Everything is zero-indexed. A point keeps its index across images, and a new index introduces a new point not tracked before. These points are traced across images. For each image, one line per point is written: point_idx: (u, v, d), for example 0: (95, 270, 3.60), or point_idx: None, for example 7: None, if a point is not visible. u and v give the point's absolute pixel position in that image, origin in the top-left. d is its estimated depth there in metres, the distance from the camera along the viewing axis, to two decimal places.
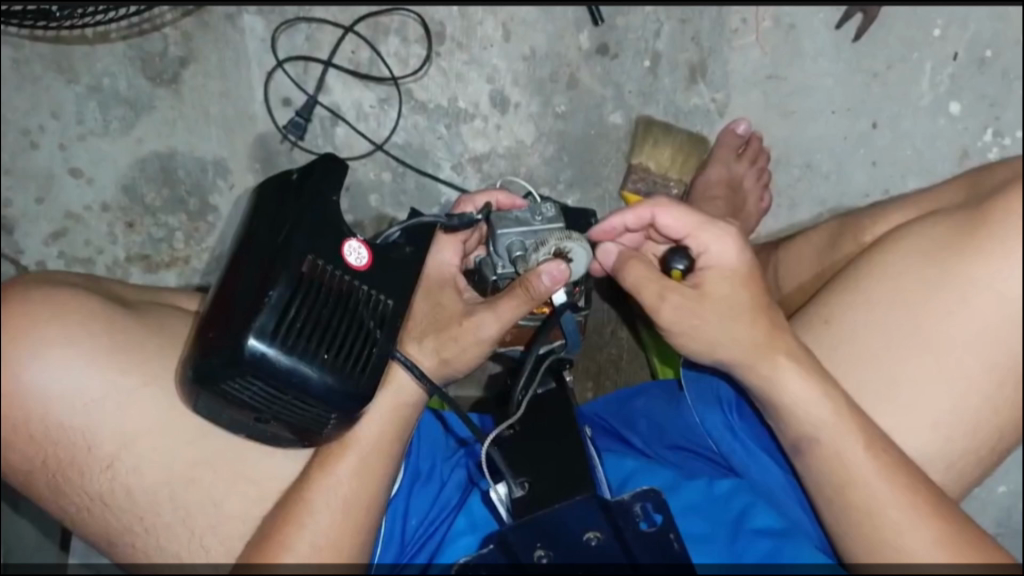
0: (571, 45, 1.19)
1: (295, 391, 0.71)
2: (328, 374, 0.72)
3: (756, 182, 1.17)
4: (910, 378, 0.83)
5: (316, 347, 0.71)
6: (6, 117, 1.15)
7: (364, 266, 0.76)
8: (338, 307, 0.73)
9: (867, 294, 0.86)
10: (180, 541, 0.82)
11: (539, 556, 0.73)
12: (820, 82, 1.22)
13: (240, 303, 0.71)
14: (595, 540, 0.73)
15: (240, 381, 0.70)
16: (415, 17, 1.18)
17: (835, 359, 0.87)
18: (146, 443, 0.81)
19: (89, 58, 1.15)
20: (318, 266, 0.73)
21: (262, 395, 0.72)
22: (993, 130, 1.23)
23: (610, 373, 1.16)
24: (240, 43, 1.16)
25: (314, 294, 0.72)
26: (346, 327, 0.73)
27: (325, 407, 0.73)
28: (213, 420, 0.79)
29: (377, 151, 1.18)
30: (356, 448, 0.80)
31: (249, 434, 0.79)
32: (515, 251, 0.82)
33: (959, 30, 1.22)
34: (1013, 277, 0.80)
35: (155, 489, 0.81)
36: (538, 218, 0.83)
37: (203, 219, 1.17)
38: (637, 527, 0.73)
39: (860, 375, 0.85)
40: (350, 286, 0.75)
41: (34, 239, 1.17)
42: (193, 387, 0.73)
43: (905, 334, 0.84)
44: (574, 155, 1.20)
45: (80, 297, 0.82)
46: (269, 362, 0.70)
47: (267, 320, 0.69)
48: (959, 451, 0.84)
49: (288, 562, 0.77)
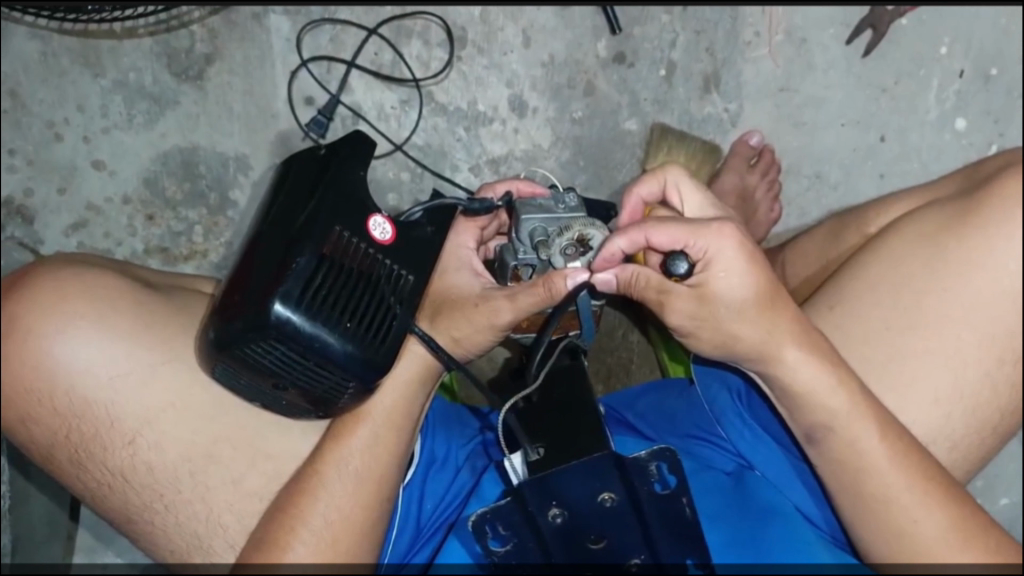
0: (589, 52, 1.21)
1: (317, 357, 0.72)
2: (351, 342, 0.73)
3: (767, 194, 1.20)
4: (915, 356, 0.87)
5: (339, 316, 0.73)
6: (32, 109, 1.17)
7: (386, 241, 0.78)
8: (361, 279, 0.75)
9: (871, 277, 0.91)
10: (198, 519, 0.83)
11: (554, 516, 0.75)
12: (830, 95, 1.24)
13: (266, 268, 0.72)
14: (609, 501, 0.76)
15: (263, 346, 0.71)
16: (438, 21, 1.19)
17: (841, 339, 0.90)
18: (168, 419, 0.81)
19: (115, 53, 1.16)
20: (343, 237, 0.74)
21: (285, 361, 0.73)
22: (997, 145, 1.27)
23: (620, 376, 1.18)
24: (266, 43, 1.18)
25: (339, 264, 0.73)
26: (369, 297, 0.75)
27: (345, 374, 0.75)
28: (232, 390, 0.79)
29: (396, 151, 1.20)
30: (368, 420, 0.82)
31: (262, 404, 0.80)
32: (537, 236, 0.83)
33: (966, 47, 1.25)
34: (1012, 259, 0.86)
35: (176, 466, 0.82)
36: (561, 206, 0.85)
37: (223, 214, 1.20)
38: (652, 490, 0.76)
39: (867, 355, 0.89)
40: (373, 258, 0.76)
41: (54, 230, 1.19)
42: (213, 352, 0.74)
43: (909, 314, 0.88)
44: (590, 160, 1.22)
45: (103, 277, 0.83)
46: (296, 326, 0.71)
47: (293, 286, 0.71)
48: (960, 429, 0.88)
49: (303, 537, 0.78)
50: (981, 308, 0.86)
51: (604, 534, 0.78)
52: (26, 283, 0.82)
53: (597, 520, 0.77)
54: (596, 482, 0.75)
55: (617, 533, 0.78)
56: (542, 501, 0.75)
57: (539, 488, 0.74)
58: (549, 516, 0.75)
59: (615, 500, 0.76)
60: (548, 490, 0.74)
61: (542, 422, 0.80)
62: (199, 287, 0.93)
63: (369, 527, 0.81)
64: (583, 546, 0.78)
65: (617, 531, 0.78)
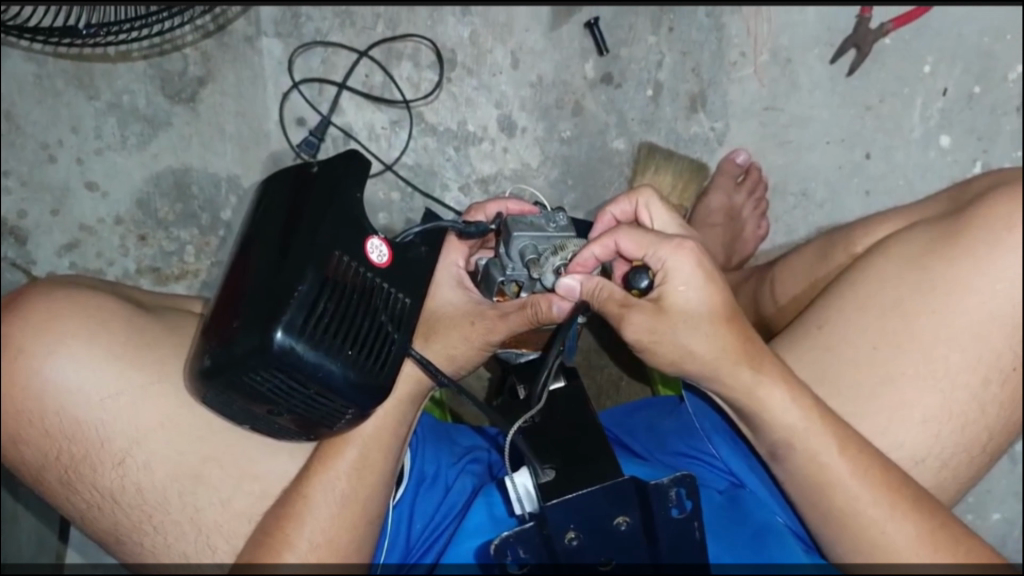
0: (577, 73, 1.23)
1: (318, 385, 0.74)
2: (353, 369, 0.75)
3: (753, 213, 1.23)
4: (905, 377, 0.88)
5: (340, 344, 0.74)
6: (27, 130, 1.19)
7: (382, 265, 0.79)
8: (360, 305, 0.76)
9: (862, 297, 0.91)
10: (188, 540, 0.83)
11: (569, 539, 0.75)
12: (815, 114, 1.26)
13: (268, 293, 0.72)
14: (624, 524, 0.76)
15: (263, 375, 0.72)
16: (428, 44, 1.22)
17: (831, 359, 0.91)
18: (158, 440, 0.82)
19: (110, 75, 1.19)
20: (343, 262, 0.75)
21: (283, 388, 0.73)
22: (982, 163, 1.28)
23: (610, 393, 1.19)
24: (258, 65, 1.21)
25: (340, 290, 0.74)
26: (368, 323, 0.77)
27: (343, 398, 0.76)
28: (218, 412, 0.78)
29: (387, 171, 1.22)
30: (357, 442, 0.82)
31: (253, 427, 0.80)
32: (528, 255, 0.83)
33: (950, 66, 1.26)
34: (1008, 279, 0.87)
35: (165, 486, 0.82)
36: (552, 226, 0.86)
37: (215, 233, 1.22)
38: (668, 516, 0.76)
39: (856, 374, 0.89)
40: (372, 283, 0.78)
41: (46, 250, 1.20)
42: (207, 377, 0.73)
43: (897, 335, 0.89)
44: (578, 179, 1.24)
45: (97, 302, 0.84)
46: (298, 354, 0.71)
47: (295, 315, 0.71)
48: (951, 450, 0.89)
49: (291, 558, 0.79)
50: (968, 327, 0.88)
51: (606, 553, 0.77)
52: (19, 309, 0.82)
53: (604, 543, 0.77)
54: (605, 503, 0.75)
55: (619, 550, 0.77)
56: (558, 523, 0.75)
57: (557, 511, 0.74)
58: (565, 541, 0.75)
59: (627, 521, 0.76)
60: (564, 513, 0.75)
61: (549, 444, 0.83)
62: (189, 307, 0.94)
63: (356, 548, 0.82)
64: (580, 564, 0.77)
65: (623, 552, 0.77)
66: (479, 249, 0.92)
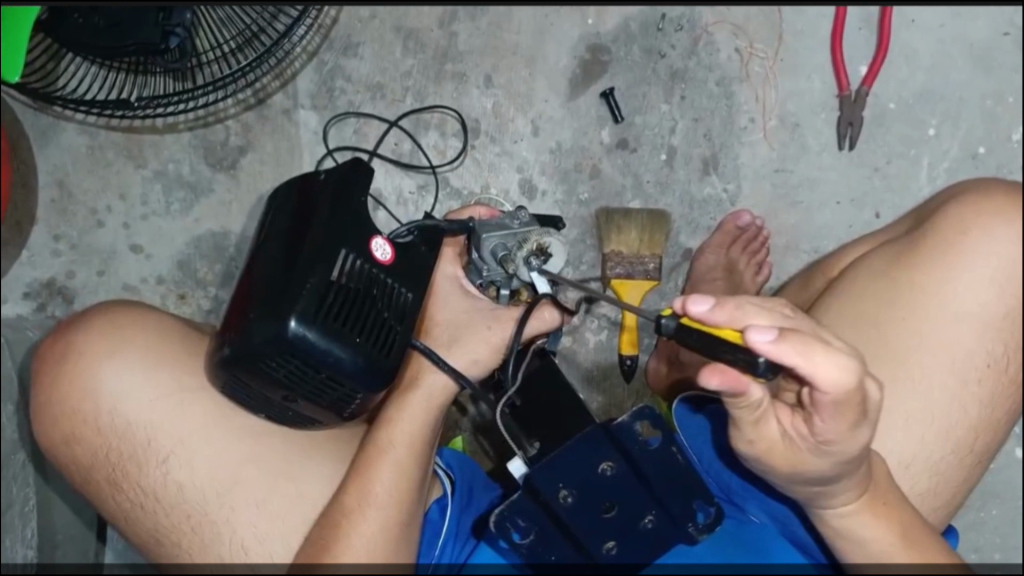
0: None
1: (329, 370, 0.63)
2: (358, 354, 0.64)
3: None
4: (944, 341, 0.70)
5: (346, 338, 0.63)
6: None
7: (392, 263, 0.67)
8: (368, 283, 0.65)
9: (955, 293, 0.70)
10: (148, 448, 0.70)
11: (562, 498, 0.65)
12: None
13: (266, 280, 0.64)
14: (611, 468, 0.65)
15: (277, 362, 0.62)
16: None
17: (915, 329, 0.71)
18: (163, 390, 0.70)
19: None
20: (349, 264, 0.64)
21: (297, 380, 0.64)
22: None
23: None
24: None
25: (357, 268, 0.65)
26: (408, 299, 0.68)
27: (350, 388, 0.65)
28: (237, 396, 0.68)
29: None
30: (391, 452, 0.69)
31: (262, 410, 0.69)
32: (499, 255, 0.72)
33: None
34: (965, 293, 0.70)
35: (159, 397, 0.70)
36: (517, 221, 0.74)
37: None
38: (644, 450, 0.66)
39: (917, 334, 0.71)
40: (381, 281, 0.66)
41: None
42: (221, 364, 0.64)
43: (978, 314, 0.70)
44: None
45: (462, 173, 1.01)
46: (325, 327, 0.62)
47: (309, 305, 0.62)
48: (973, 442, 0.71)
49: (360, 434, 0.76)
50: (967, 328, 0.70)
51: (628, 526, 0.67)
52: (409, 141, 1.01)
53: (634, 541, 0.67)
54: (587, 452, 0.65)
55: (633, 507, 0.66)
56: (545, 484, 0.65)
57: (543, 471, 0.65)
58: (596, 474, 0.65)
59: (654, 513, 0.66)
60: (551, 470, 0.65)
61: (542, 417, 0.70)
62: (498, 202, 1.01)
63: (399, 549, 0.68)
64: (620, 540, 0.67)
65: (630, 501, 0.66)
66: (745, 257, 0.98)
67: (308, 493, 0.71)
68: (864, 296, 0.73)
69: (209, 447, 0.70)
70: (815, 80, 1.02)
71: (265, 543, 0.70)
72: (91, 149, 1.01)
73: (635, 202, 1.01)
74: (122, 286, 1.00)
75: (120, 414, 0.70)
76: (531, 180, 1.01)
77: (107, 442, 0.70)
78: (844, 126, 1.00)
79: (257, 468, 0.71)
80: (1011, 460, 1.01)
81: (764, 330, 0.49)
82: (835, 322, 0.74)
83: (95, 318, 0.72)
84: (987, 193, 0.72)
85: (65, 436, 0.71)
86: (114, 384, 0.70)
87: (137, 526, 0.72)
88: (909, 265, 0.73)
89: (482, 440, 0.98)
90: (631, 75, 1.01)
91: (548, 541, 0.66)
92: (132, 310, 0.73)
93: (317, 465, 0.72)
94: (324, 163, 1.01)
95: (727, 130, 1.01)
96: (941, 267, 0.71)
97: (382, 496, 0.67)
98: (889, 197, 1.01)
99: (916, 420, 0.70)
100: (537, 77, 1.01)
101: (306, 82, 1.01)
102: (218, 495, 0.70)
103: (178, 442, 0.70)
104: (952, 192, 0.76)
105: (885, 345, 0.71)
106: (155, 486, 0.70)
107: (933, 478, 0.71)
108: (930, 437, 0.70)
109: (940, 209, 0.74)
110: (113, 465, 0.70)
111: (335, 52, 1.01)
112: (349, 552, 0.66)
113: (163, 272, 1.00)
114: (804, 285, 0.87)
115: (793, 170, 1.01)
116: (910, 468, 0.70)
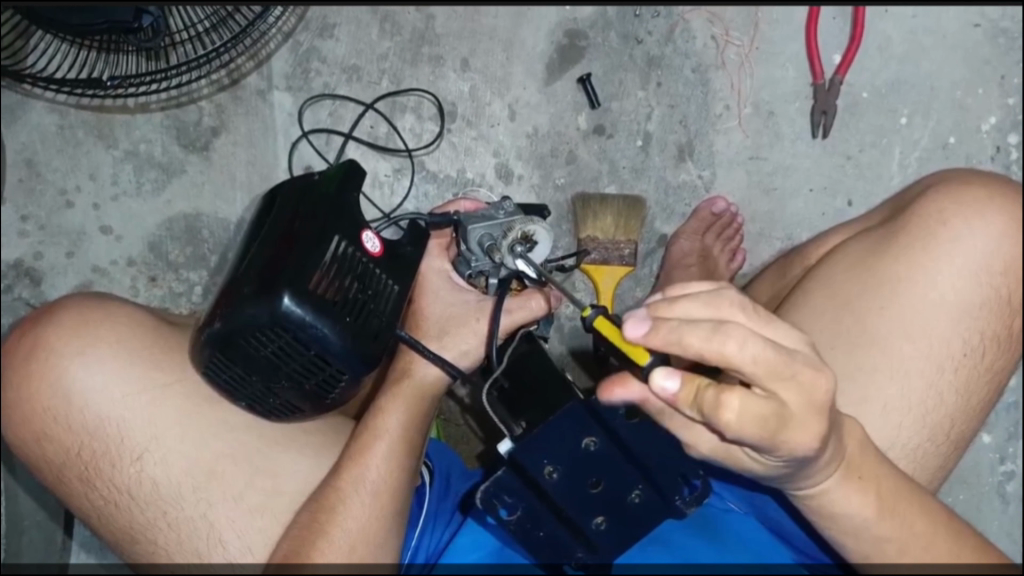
0: None
1: (318, 348, 0.63)
2: (347, 337, 0.64)
3: None
4: (924, 330, 0.71)
5: (338, 314, 0.63)
6: None
7: (381, 256, 0.68)
8: (358, 269, 0.66)
9: (934, 283, 0.71)
10: (121, 446, 0.69)
11: (548, 474, 0.62)
12: None
13: (258, 260, 0.64)
14: (592, 444, 0.62)
15: (266, 338, 0.62)
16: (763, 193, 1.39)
17: (895, 317, 0.71)
18: (138, 387, 0.70)
19: None
20: (341, 251, 0.65)
21: (284, 359, 0.63)
22: None
23: None
24: None
25: (348, 253, 0.65)
26: (396, 292, 0.69)
27: (338, 371, 0.65)
28: (220, 385, 0.67)
29: None
30: (383, 437, 0.69)
31: (244, 400, 0.68)
32: (484, 245, 0.72)
33: None
34: (943, 283, 0.71)
35: (133, 394, 0.69)
36: (501, 212, 0.74)
37: None
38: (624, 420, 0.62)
39: (892, 321, 0.71)
40: (371, 271, 0.67)
41: None
42: (208, 348, 0.64)
43: (955, 304, 0.71)
44: None
45: (438, 157, 1.01)
46: (319, 305, 0.62)
47: (304, 281, 0.62)
48: (950, 424, 0.72)
49: (337, 421, 0.76)
50: (945, 316, 0.71)
51: (615, 501, 0.64)
52: (384, 124, 1.01)
53: (625, 518, 0.65)
54: (569, 427, 0.62)
55: (618, 482, 0.63)
56: (527, 463, 0.62)
57: (524, 449, 0.62)
58: (580, 449, 0.62)
59: (640, 485, 0.64)
60: (535, 447, 0.62)
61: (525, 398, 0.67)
62: (473, 187, 1.01)
63: (385, 543, 0.67)
64: (610, 514, 0.64)
65: (614, 474, 0.63)
66: (720, 245, 0.99)
67: (287, 481, 0.71)
68: (842, 284, 0.74)
69: (185, 442, 0.69)
70: (790, 69, 1.02)
71: (240, 533, 0.70)
72: (60, 128, 0.99)
73: (611, 187, 1.01)
74: (91, 269, 0.99)
75: (93, 410, 0.69)
76: (508, 165, 1.01)
77: (80, 438, 0.69)
78: (817, 115, 1.01)
79: (234, 460, 0.70)
80: (977, 445, 1.03)
81: (668, 378, 0.47)
82: (817, 310, 0.74)
83: (65, 311, 0.71)
84: (969, 184, 0.74)
85: (36, 433, 0.70)
86: (85, 378, 0.69)
87: (106, 519, 0.70)
88: (887, 256, 0.74)
89: (456, 426, 0.98)
90: (607, 61, 1.01)
91: (537, 517, 0.64)
92: (103, 302, 0.72)
93: (295, 458, 0.72)
94: (299, 146, 1.00)
95: (702, 117, 1.02)
96: (920, 257, 0.72)
97: (374, 485, 0.67)
98: (861, 186, 1.02)
99: (893, 407, 0.71)
100: (514, 61, 1.01)
101: (281, 64, 1.01)
102: (194, 490, 0.69)
103: (153, 437, 0.69)
104: (933, 181, 0.77)
105: (860, 331, 0.72)
106: (130, 484, 0.69)
107: (909, 460, 0.72)
108: (906, 423, 0.71)
109: (922, 198, 0.75)
110: (85, 461, 0.69)
111: (311, 33, 1.01)
112: (331, 537, 0.66)
113: (134, 255, 0.99)
114: (780, 272, 0.88)
115: (767, 157, 1.02)
116: (887, 453, 0.71)
